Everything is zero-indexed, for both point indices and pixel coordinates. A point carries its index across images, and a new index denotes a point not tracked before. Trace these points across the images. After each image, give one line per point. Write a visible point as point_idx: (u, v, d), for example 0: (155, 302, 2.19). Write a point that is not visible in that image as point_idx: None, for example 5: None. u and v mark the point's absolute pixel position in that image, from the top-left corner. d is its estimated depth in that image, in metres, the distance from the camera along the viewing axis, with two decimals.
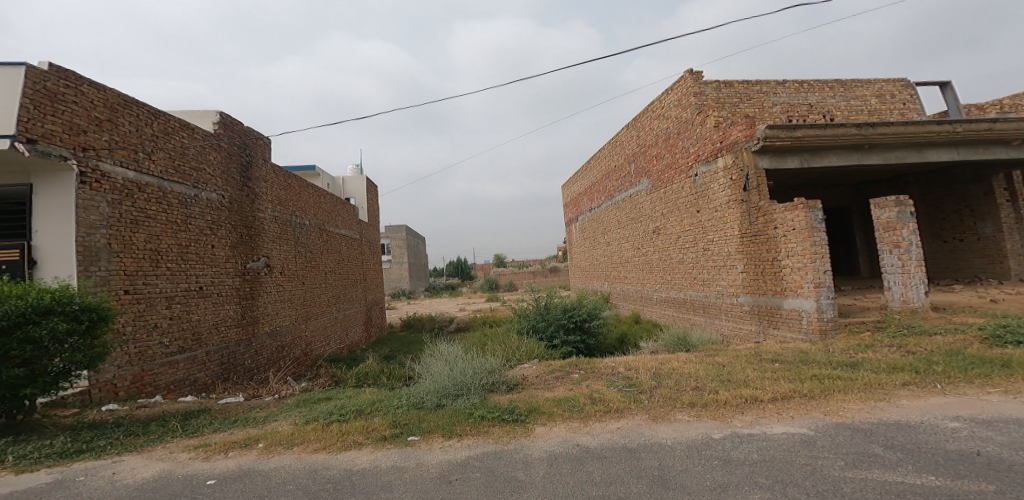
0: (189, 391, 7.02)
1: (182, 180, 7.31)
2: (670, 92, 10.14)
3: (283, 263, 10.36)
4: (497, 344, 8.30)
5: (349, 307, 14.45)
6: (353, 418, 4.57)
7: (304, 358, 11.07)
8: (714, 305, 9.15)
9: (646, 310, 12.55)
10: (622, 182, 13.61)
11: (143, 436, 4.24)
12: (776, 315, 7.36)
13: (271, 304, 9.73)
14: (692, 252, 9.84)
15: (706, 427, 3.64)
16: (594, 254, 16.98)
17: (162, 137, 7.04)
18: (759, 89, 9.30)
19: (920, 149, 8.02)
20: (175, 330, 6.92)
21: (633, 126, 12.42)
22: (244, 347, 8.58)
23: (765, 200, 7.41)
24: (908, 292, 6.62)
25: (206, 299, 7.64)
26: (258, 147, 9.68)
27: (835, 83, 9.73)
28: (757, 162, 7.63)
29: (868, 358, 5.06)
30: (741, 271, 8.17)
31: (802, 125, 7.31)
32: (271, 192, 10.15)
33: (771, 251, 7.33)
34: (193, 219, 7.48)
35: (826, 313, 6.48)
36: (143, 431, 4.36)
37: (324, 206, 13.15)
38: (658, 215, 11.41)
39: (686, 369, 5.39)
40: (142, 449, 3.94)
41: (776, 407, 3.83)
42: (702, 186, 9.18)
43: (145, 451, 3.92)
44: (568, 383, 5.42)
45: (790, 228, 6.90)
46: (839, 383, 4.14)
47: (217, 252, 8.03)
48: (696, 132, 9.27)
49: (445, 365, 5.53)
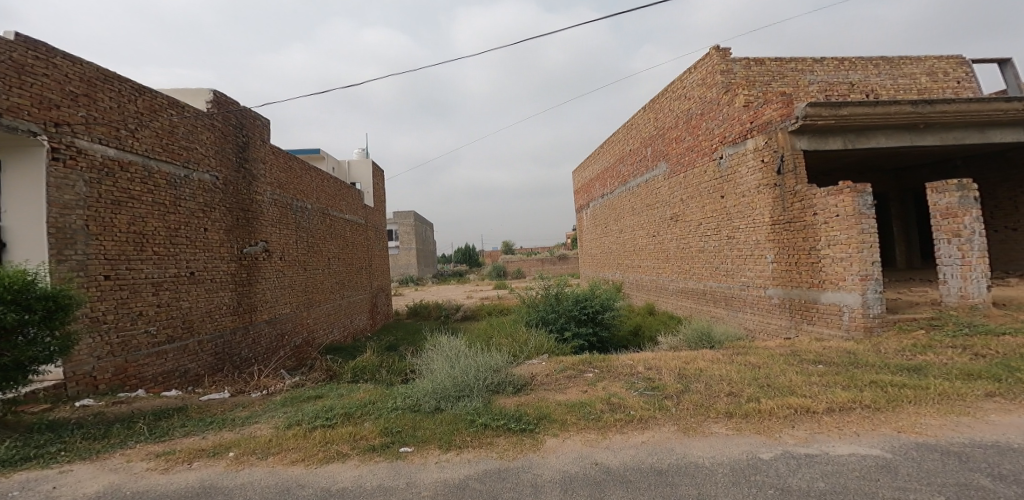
0: (178, 382, 6.61)
1: (170, 159, 6.81)
2: (694, 70, 9.39)
3: (282, 248, 9.89)
4: (503, 337, 7.75)
5: (354, 294, 14.05)
6: (340, 424, 4.04)
7: (305, 346, 10.68)
8: (738, 297, 8.48)
9: (661, 301, 11.92)
10: (636, 166, 12.90)
11: (102, 440, 3.83)
12: (811, 310, 6.70)
13: (270, 290, 9.29)
14: (714, 240, 9.15)
15: (752, 444, 3.05)
16: (606, 241, 16.33)
17: (149, 115, 6.52)
18: (793, 67, 8.56)
19: (981, 128, 7.25)
20: (164, 318, 6.49)
21: (651, 107, 11.67)
22: (241, 335, 8.17)
23: (803, 184, 6.72)
24: (968, 287, 5.93)
25: (198, 286, 7.19)
26: (256, 128, 9.15)
27: (880, 59, 8.91)
28: (794, 142, 6.93)
29: (931, 361, 4.41)
30: (771, 261, 7.49)
31: (849, 103, 6.59)
32: (270, 174, 9.64)
33: (808, 239, 6.65)
34: (183, 201, 7.00)
35: (873, 309, 5.84)
36: (103, 434, 3.95)
37: (328, 190, 12.65)
38: (676, 201, 10.72)
39: (715, 370, 4.78)
40: (96, 457, 3.54)
41: (835, 421, 3.21)
42: (729, 169, 8.46)
43: (99, 459, 3.51)
44: (582, 384, 4.86)
45: (832, 213, 6.22)
46: (907, 393, 3.50)
47: (211, 236, 7.57)
48: (723, 112, 8.53)
49: (446, 361, 4.99)
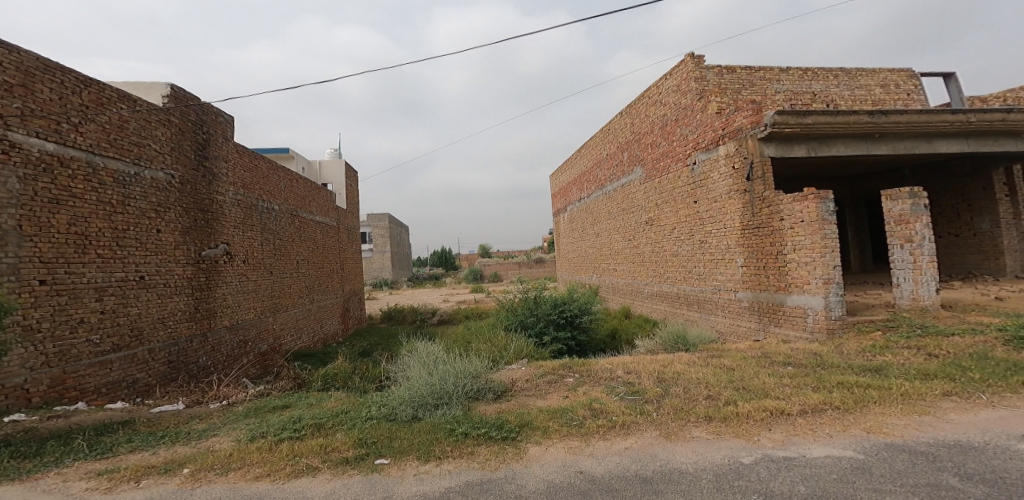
0: (125, 394, 6.20)
1: (119, 156, 6.39)
2: (668, 76, 9.62)
3: (246, 250, 9.46)
4: (484, 341, 7.67)
5: (324, 298, 13.62)
6: (310, 435, 3.87)
7: (271, 353, 10.27)
8: (710, 301, 8.69)
9: (636, 304, 12.10)
10: (612, 170, 13.10)
11: (32, 460, 3.62)
12: (778, 312, 6.93)
13: (231, 295, 8.87)
14: (687, 245, 9.36)
15: (731, 448, 3.10)
16: (582, 245, 16.50)
17: (96, 108, 6.10)
18: (762, 76, 8.89)
19: (930, 139, 7.70)
20: (109, 326, 6.07)
21: (627, 113, 11.87)
22: (198, 343, 7.76)
23: (770, 190, 6.96)
24: (919, 290, 6.24)
25: (149, 290, 6.77)
26: (218, 124, 8.73)
27: (840, 71, 9.34)
28: (762, 149, 7.17)
29: (891, 361, 4.61)
30: (741, 264, 7.71)
31: (813, 112, 6.86)
32: (233, 173, 9.21)
33: (775, 244, 6.88)
34: (132, 200, 6.58)
35: (834, 311, 6.08)
36: (34, 453, 3.72)
37: (297, 191, 12.22)
38: (650, 206, 10.92)
39: (694, 374, 4.86)
40: (26, 478, 3.32)
41: (808, 423, 3.30)
42: (701, 175, 8.68)
43: (29, 480, 3.29)
44: (563, 390, 4.87)
45: (798, 219, 6.46)
46: (873, 393, 3.63)
47: (165, 238, 7.15)
48: (696, 119, 8.74)
49: (424, 368, 4.88)
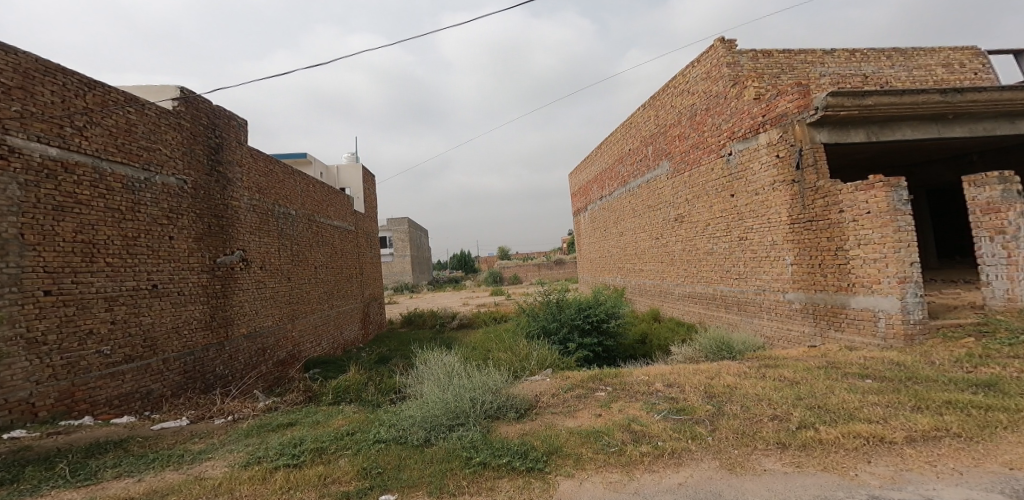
0: (139, 406, 5.90)
1: (127, 161, 6.13)
2: (697, 63, 8.90)
3: (262, 257, 9.18)
4: (500, 348, 7.09)
5: (344, 304, 13.33)
6: (309, 462, 3.37)
7: (290, 360, 9.96)
8: (752, 302, 7.88)
9: (666, 306, 11.32)
10: (637, 166, 12.36)
11: (8, 487, 3.22)
12: (838, 316, 6.11)
13: (249, 302, 8.58)
14: (723, 242, 8.57)
15: (821, 486, 2.45)
16: (605, 245, 15.75)
17: (103, 112, 5.85)
18: (803, 59, 8.10)
19: (1012, 119, 6.74)
20: (121, 337, 5.78)
21: (651, 105, 11.15)
22: (215, 352, 7.44)
23: (824, 179, 6.17)
24: (1016, 289, 5.33)
25: (162, 299, 6.49)
26: (230, 128, 8.49)
27: (893, 50, 8.39)
28: (813, 136, 6.38)
29: (999, 376, 3.82)
30: (790, 263, 6.89)
31: (873, 92, 6.03)
32: (247, 178, 8.96)
33: (833, 239, 6.06)
34: (143, 207, 6.32)
35: (913, 314, 5.25)
36: (13, 479, 3.33)
37: (314, 196, 11.97)
38: (680, 202, 10.15)
39: (745, 389, 4.15)
40: None
41: (922, 454, 2.60)
42: (738, 167, 7.91)
43: None
44: (594, 406, 4.29)
45: (861, 211, 5.65)
46: (998, 417, 2.90)
47: (178, 245, 6.87)
48: (730, 107, 7.98)
49: (437, 383, 4.35)
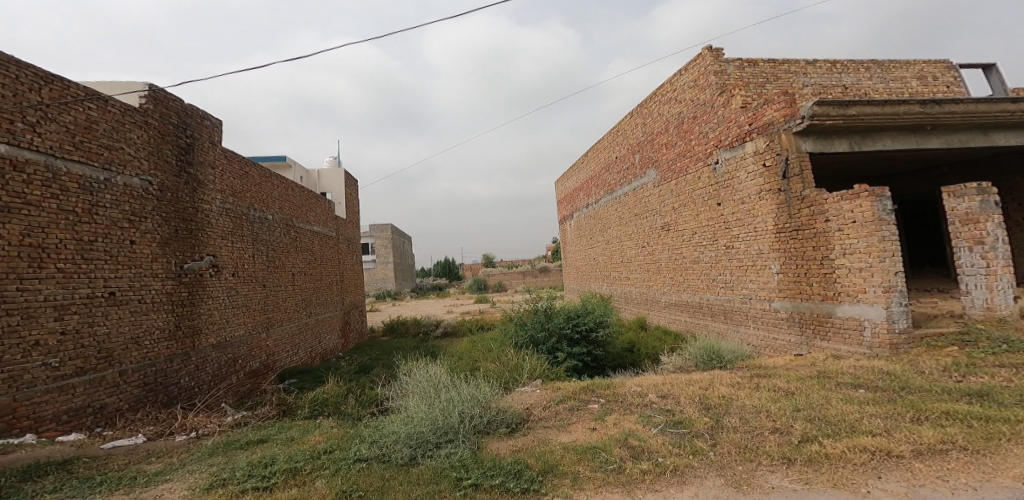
0: (90, 422, 5.48)
1: (86, 159, 5.74)
2: (684, 72, 8.98)
3: (235, 262, 8.77)
4: (489, 357, 6.88)
5: (323, 311, 12.89)
6: (281, 484, 3.11)
7: (263, 371, 9.51)
8: (739, 311, 7.88)
9: (652, 314, 11.30)
10: (623, 174, 12.40)
11: None
12: (824, 325, 6.12)
13: (219, 309, 8.15)
14: (710, 250, 8.58)
15: None
16: (591, 252, 15.73)
17: (58, 107, 5.47)
18: (787, 69, 8.24)
19: (986, 131, 6.95)
20: (71, 348, 5.38)
21: (638, 113, 11.21)
22: (179, 362, 7.01)
23: (811, 188, 6.22)
24: (995, 298, 5.43)
25: (121, 307, 6.08)
26: (203, 128, 8.11)
27: (871, 63, 8.61)
28: (799, 145, 6.45)
29: (991, 385, 3.83)
30: (776, 271, 6.91)
31: (857, 102, 6.13)
32: (221, 180, 8.56)
33: (819, 248, 6.09)
34: (101, 209, 5.92)
35: (898, 323, 5.29)
36: None
37: (292, 199, 11.57)
38: (666, 210, 10.18)
39: (743, 399, 4.06)
40: None
41: (932, 469, 2.54)
42: (725, 175, 7.95)
43: None
44: (588, 419, 4.16)
45: (847, 220, 5.69)
46: (1001, 429, 2.86)
47: (140, 249, 6.47)
48: (717, 116, 8.04)
49: (422, 397, 4.13)
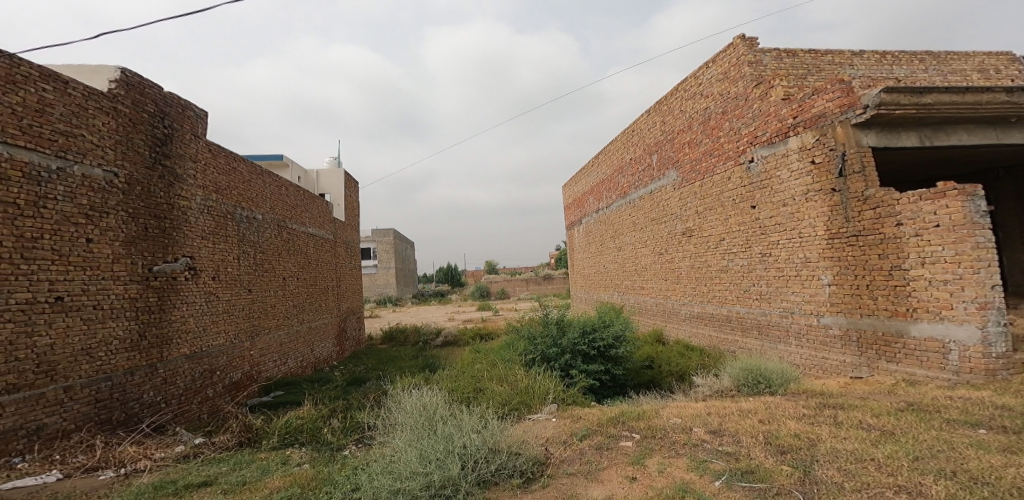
0: (20, 449, 4.58)
1: (34, 146, 4.92)
2: (712, 63, 8.15)
3: (215, 264, 7.88)
4: (493, 376, 5.94)
5: (316, 318, 11.96)
6: None
7: (244, 382, 8.58)
8: (778, 326, 6.91)
9: (670, 327, 10.33)
10: (638, 176, 11.53)
11: None
12: (893, 346, 5.18)
13: (195, 316, 7.25)
14: (742, 258, 7.64)
15: None
16: (601, 260, 14.80)
17: (4, 86, 4.67)
18: (831, 60, 7.40)
19: None
20: (2, 362, 4.51)
21: (657, 110, 10.36)
22: (144, 376, 6.08)
23: (875, 187, 5.34)
24: None
25: (71, 314, 5.19)
26: (185, 118, 7.31)
27: (927, 54, 7.74)
28: (860, 138, 5.58)
29: None
30: (827, 283, 5.95)
31: (934, 88, 5.25)
32: (202, 175, 7.72)
33: (886, 256, 5.18)
34: (50, 202, 5.08)
35: (995, 348, 4.42)
36: None
37: (285, 200, 10.74)
38: (688, 214, 9.29)
39: (829, 442, 3.12)
40: None
41: None
42: (761, 175, 7.05)
43: None
44: (622, 464, 3.23)
45: (926, 223, 4.82)
46: None
47: (99, 249, 5.59)
48: (752, 109, 7.17)
49: (411, 434, 3.22)
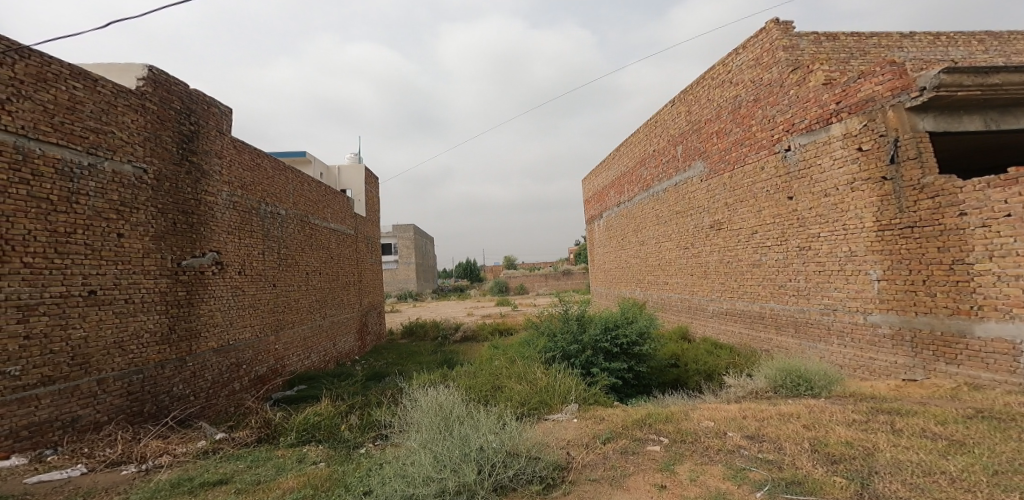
0: (52, 440, 4.62)
1: (66, 143, 4.96)
2: (743, 49, 7.72)
3: (241, 259, 7.93)
4: (511, 373, 5.75)
5: (338, 313, 12.02)
6: None
7: (269, 376, 8.63)
8: (816, 324, 6.49)
9: (696, 325, 9.93)
10: (662, 168, 11.12)
11: None
12: (953, 346, 4.75)
13: (222, 310, 7.30)
14: (776, 253, 7.22)
15: None
16: (623, 255, 14.42)
17: (36, 84, 4.72)
18: (877, 42, 6.91)
19: None
20: (37, 355, 4.57)
21: (683, 100, 9.94)
22: (173, 369, 6.13)
23: (932, 175, 4.89)
24: None
25: (103, 308, 5.24)
26: (210, 114, 7.35)
27: (986, 34, 7.13)
28: (915, 123, 5.13)
29: None
30: (875, 278, 5.52)
31: (1003, 67, 4.80)
32: (228, 171, 7.76)
33: (947, 250, 4.75)
34: (82, 197, 5.12)
35: None
36: None
37: (309, 196, 10.79)
38: (717, 207, 8.88)
39: (888, 451, 2.82)
40: None
41: None
42: (800, 165, 6.62)
43: None
44: (652, 470, 2.98)
45: (995, 213, 4.39)
46: None
47: (129, 244, 5.63)
48: (789, 95, 6.74)
49: (429, 434, 3.05)
